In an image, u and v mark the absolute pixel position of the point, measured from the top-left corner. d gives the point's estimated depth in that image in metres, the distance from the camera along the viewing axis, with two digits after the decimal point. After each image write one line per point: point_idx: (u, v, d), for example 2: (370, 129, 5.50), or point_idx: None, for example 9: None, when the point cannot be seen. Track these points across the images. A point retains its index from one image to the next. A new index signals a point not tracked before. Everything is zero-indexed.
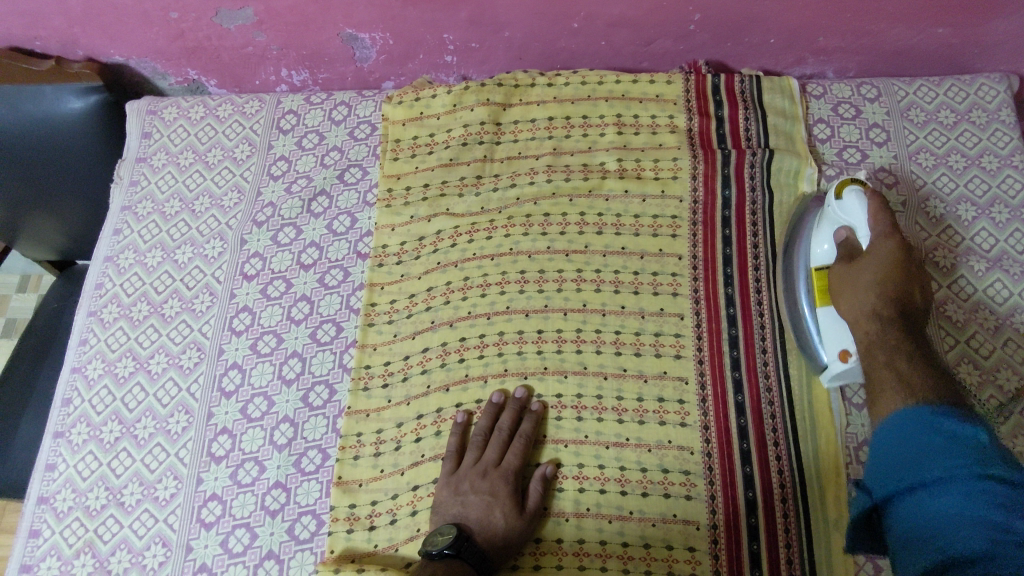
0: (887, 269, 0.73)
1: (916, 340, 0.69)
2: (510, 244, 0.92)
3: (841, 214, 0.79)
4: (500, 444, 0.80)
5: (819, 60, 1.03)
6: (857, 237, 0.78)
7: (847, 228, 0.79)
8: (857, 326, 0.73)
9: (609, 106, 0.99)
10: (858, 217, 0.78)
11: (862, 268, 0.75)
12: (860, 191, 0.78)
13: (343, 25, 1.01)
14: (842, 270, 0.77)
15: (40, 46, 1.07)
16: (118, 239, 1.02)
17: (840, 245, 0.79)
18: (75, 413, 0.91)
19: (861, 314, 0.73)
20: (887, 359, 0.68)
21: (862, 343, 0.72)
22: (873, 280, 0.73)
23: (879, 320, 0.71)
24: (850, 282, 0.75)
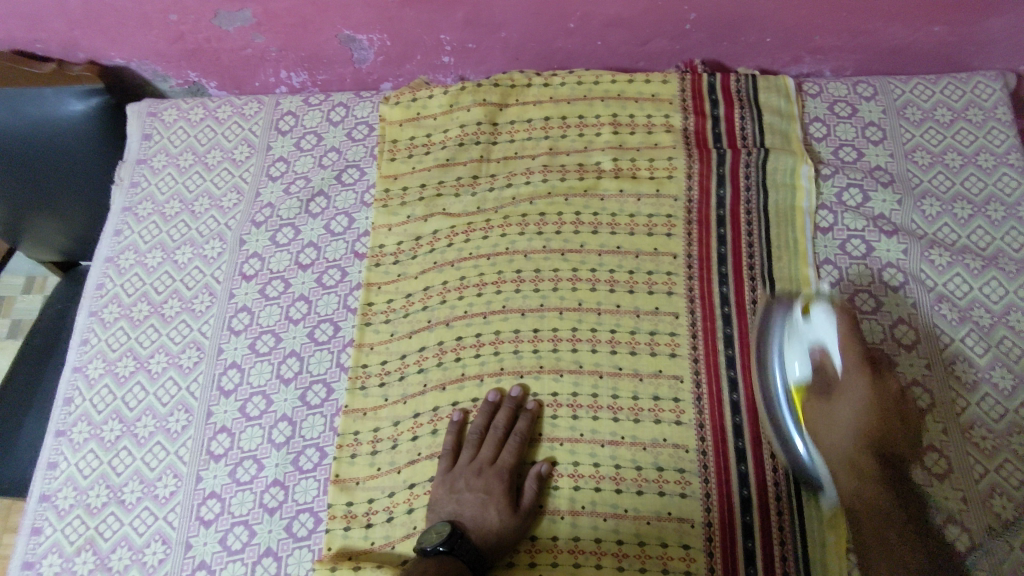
0: (864, 407, 0.74)
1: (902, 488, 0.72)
2: (507, 243, 0.92)
3: (813, 332, 0.77)
4: (495, 441, 0.81)
5: (816, 58, 1.03)
6: (831, 363, 0.76)
7: (819, 348, 0.77)
8: (840, 468, 0.74)
9: (605, 106, 1.00)
10: (831, 337, 0.76)
11: (842, 402, 0.75)
12: (829, 312, 0.77)
13: (341, 27, 1.02)
14: (824, 410, 0.75)
15: (43, 48, 1.08)
16: (118, 240, 1.03)
17: (814, 369, 0.77)
18: (76, 412, 0.92)
19: (840, 465, 0.74)
20: (875, 512, 0.70)
21: (847, 490, 0.73)
22: (851, 415, 0.74)
23: (861, 461, 0.73)
24: (834, 425, 0.75)
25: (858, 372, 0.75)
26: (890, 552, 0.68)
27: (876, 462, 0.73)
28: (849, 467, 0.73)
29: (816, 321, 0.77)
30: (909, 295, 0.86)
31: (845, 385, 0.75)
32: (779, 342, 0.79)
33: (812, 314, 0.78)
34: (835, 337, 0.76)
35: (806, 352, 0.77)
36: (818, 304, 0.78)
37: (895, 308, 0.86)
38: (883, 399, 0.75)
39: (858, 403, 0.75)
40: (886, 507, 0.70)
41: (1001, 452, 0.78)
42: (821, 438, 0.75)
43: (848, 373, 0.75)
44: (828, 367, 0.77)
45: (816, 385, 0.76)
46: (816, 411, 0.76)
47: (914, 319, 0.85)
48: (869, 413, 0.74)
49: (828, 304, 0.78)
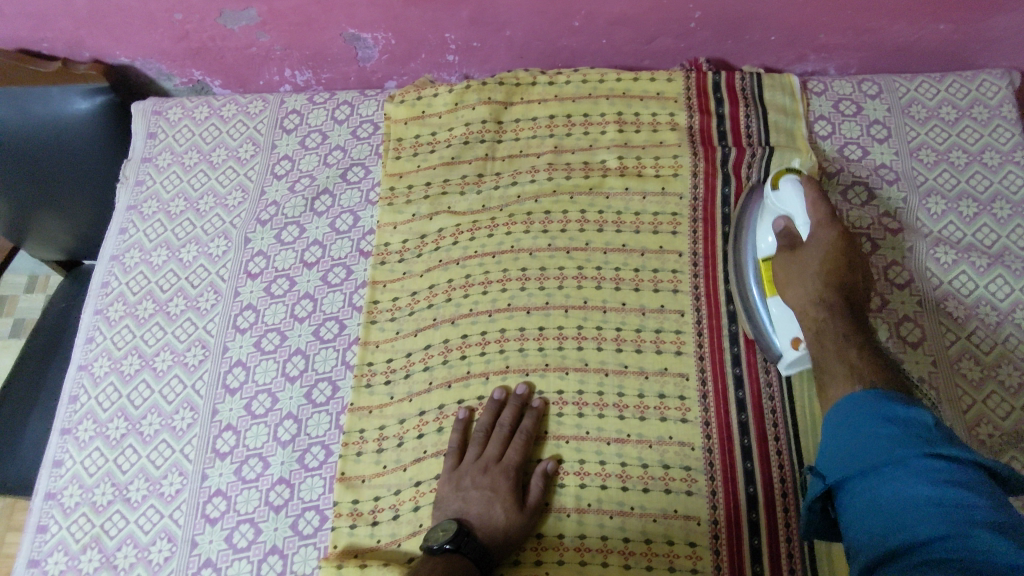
0: (829, 257, 0.77)
1: (860, 331, 0.73)
2: (512, 241, 0.93)
3: (779, 203, 0.82)
4: (501, 439, 0.81)
5: (821, 57, 1.03)
6: (797, 227, 0.80)
7: (786, 216, 0.81)
8: (806, 314, 0.76)
9: (610, 104, 1.00)
10: (797, 206, 0.80)
11: (808, 254, 0.78)
12: (796, 180, 0.80)
13: (346, 25, 1.02)
14: (788, 262, 0.79)
15: (48, 48, 1.08)
16: (124, 238, 1.03)
17: (781, 235, 0.81)
18: (82, 410, 0.92)
19: (807, 306, 0.76)
20: (837, 344, 0.72)
21: (809, 328, 0.75)
22: (816, 264, 0.77)
23: (826, 304, 0.75)
24: (796, 274, 0.78)
25: (823, 224, 0.78)
26: (850, 376, 0.69)
27: (839, 303, 0.75)
28: (813, 312, 0.76)
29: (783, 190, 0.81)
30: (914, 293, 0.86)
31: (812, 242, 0.78)
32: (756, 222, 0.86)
33: (780, 185, 0.82)
34: (800, 203, 0.80)
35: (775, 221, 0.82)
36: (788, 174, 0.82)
37: (901, 306, 0.86)
38: (846, 248, 0.78)
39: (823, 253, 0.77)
40: (847, 342, 0.72)
41: (1008, 450, 0.78)
42: (787, 293, 0.78)
43: (815, 230, 0.78)
44: (792, 230, 0.81)
45: (785, 246, 0.80)
46: (782, 269, 0.79)
47: (919, 317, 0.85)
48: (830, 262, 0.77)
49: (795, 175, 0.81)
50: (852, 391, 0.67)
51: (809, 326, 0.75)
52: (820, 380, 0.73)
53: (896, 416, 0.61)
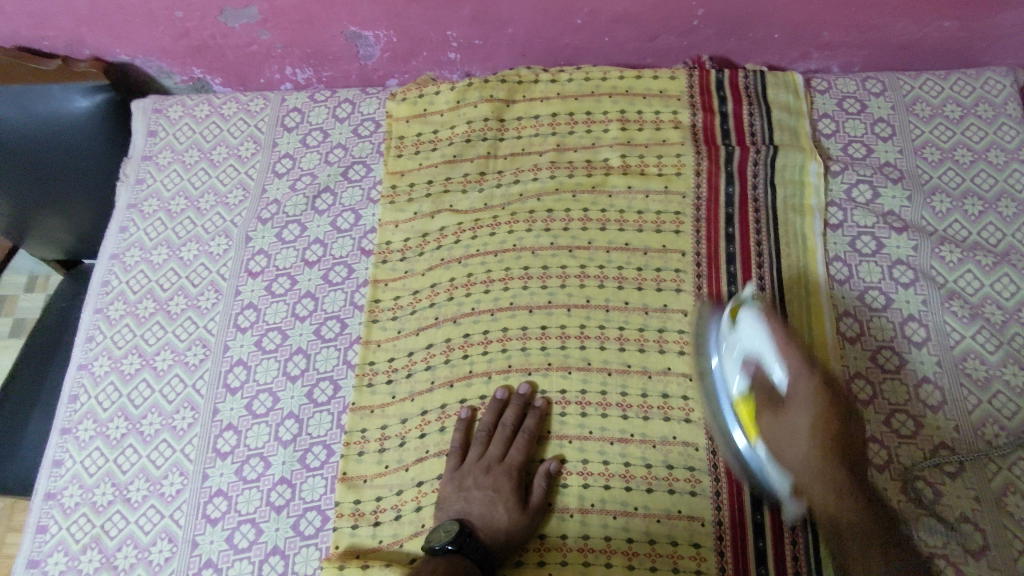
0: (816, 418, 0.69)
1: (865, 495, 0.70)
2: (514, 240, 0.92)
3: (746, 344, 0.73)
4: (504, 439, 0.80)
5: (824, 55, 1.03)
6: (770, 373, 0.72)
7: (755, 360, 0.72)
8: (811, 485, 0.70)
9: (612, 102, 0.99)
10: (765, 346, 0.71)
11: (793, 417, 0.70)
12: (757, 317, 0.72)
13: (347, 23, 1.01)
14: (773, 423, 0.71)
15: (48, 45, 1.08)
16: (124, 237, 1.03)
17: (756, 384, 0.73)
18: (81, 410, 0.91)
19: (807, 477, 0.70)
20: (853, 540, 0.68)
21: (816, 501, 0.70)
22: (806, 432, 0.69)
23: (831, 480, 0.69)
24: (785, 439, 0.70)
25: (802, 376, 0.70)
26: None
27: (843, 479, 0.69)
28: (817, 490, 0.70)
29: (745, 330, 0.73)
30: (920, 292, 0.86)
31: (794, 402, 0.70)
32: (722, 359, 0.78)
33: (740, 322, 0.74)
34: (769, 343, 0.71)
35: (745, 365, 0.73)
36: (744, 310, 0.74)
37: (905, 305, 0.85)
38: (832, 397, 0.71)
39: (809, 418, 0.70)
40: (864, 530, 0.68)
41: (1014, 450, 0.77)
42: (780, 459, 0.71)
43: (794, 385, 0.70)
44: (767, 381, 0.72)
45: (763, 399, 0.72)
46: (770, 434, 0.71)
47: (924, 316, 0.85)
48: (818, 422, 0.69)
49: (756, 309, 0.74)
50: None
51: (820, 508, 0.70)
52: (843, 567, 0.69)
53: None
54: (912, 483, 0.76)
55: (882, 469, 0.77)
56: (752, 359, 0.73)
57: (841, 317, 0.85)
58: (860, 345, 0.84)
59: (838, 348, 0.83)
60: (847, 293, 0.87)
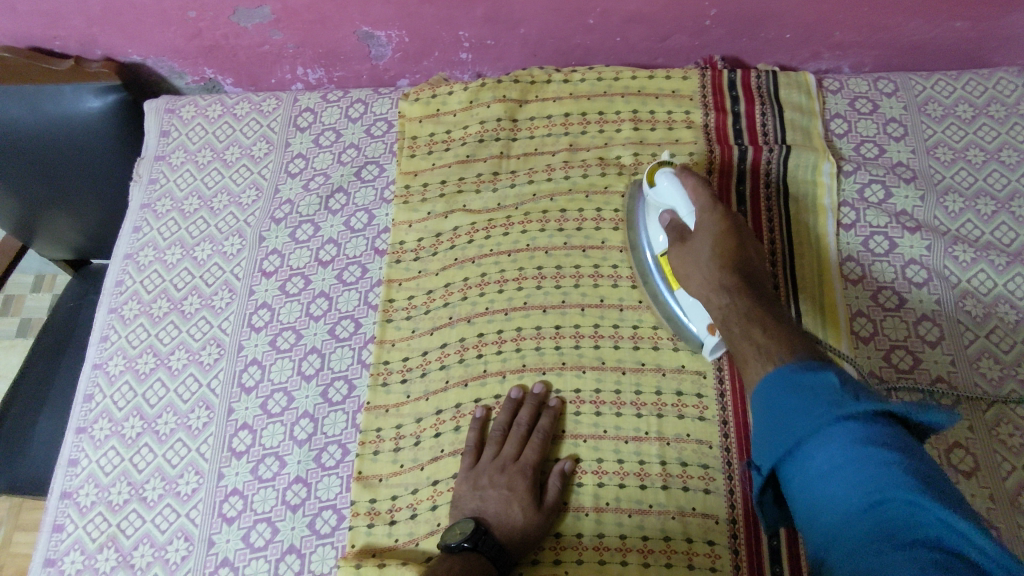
0: (718, 239, 0.75)
1: (768, 308, 0.69)
2: (527, 240, 0.92)
3: (659, 198, 0.82)
4: (519, 438, 0.80)
5: (835, 55, 1.03)
6: (681, 219, 0.79)
7: (669, 210, 0.81)
8: (710, 302, 0.73)
9: (625, 102, 0.99)
10: (677, 197, 0.80)
11: (696, 243, 0.76)
12: (671, 172, 0.81)
13: (360, 23, 1.01)
14: (680, 254, 0.77)
15: (60, 46, 1.07)
16: (138, 237, 1.03)
17: (669, 229, 0.80)
18: (96, 409, 0.92)
19: (710, 292, 0.73)
20: (743, 330, 0.68)
21: (720, 315, 0.71)
22: (706, 255, 0.75)
23: (726, 286, 0.72)
24: (690, 262, 0.76)
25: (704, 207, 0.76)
26: (760, 347, 0.65)
27: (738, 280, 0.72)
28: (715, 292, 0.73)
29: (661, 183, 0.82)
30: (933, 291, 0.86)
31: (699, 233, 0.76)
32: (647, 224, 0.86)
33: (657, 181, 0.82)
34: (681, 195, 0.79)
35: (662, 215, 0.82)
36: (662, 170, 0.82)
37: (919, 305, 0.86)
38: (733, 227, 0.75)
39: (710, 235, 0.75)
40: (750, 312, 0.69)
41: None
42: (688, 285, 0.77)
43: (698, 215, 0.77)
44: (676, 223, 0.80)
45: (673, 240, 0.79)
46: (682, 267, 0.77)
47: (938, 316, 0.85)
48: (721, 244, 0.74)
49: (671, 168, 0.82)
50: (766, 373, 0.62)
51: (717, 308, 0.72)
52: (737, 360, 0.68)
53: (805, 392, 0.56)
54: None
55: None
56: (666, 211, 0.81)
57: (854, 317, 0.86)
58: (874, 344, 0.84)
59: (851, 348, 0.84)
60: (861, 293, 0.87)
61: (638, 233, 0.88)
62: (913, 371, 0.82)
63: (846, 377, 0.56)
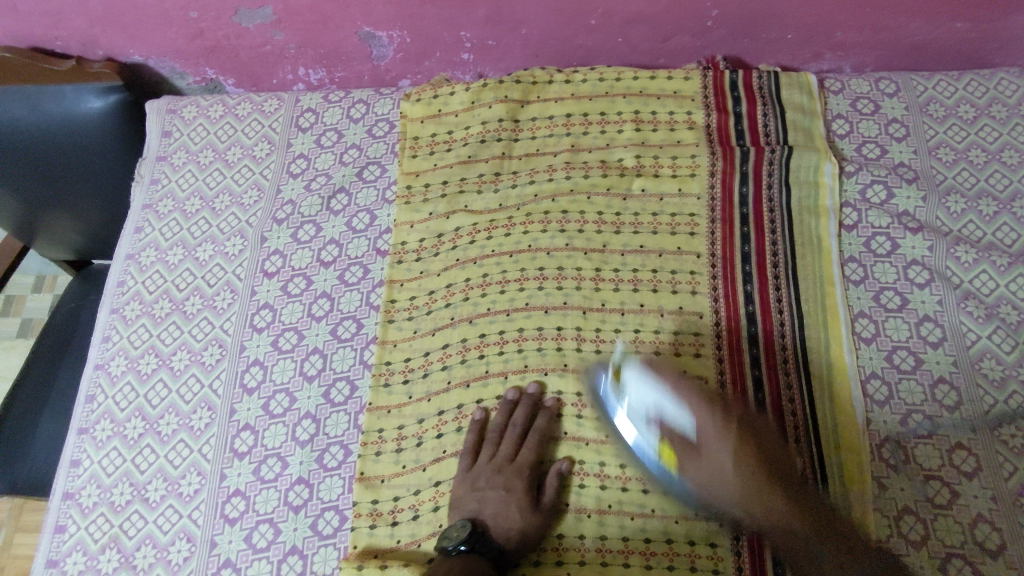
0: (734, 448, 0.73)
1: (802, 496, 0.72)
2: (529, 241, 0.92)
3: (638, 394, 0.77)
4: (515, 439, 0.81)
5: (837, 55, 1.03)
6: (672, 412, 0.76)
7: (655, 409, 0.76)
8: (750, 503, 0.72)
9: (627, 102, 0.99)
10: (657, 393, 0.76)
11: (711, 450, 0.74)
12: (640, 368, 0.78)
13: (361, 23, 1.01)
14: (699, 463, 0.73)
15: (61, 46, 1.07)
16: (139, 237, 1.03)
17: (666, 431, 0.75)
18: (98, 409, 0.92)
19: (745, 496, 0.72)
20: (809, 539, 0.69)
21: (763, 511, 0.71)
22: (728, 466, 0.73)
23: (767, 500, 0.71)
24: (713, 469, 0.73)
25: (705, 418, 0.75)
26: (839, 564, 0.67)
27: (770, 477, 0.72)
28: (754, 501, 0.72)
29: (635, 390, 0.77)
30: (935, 292, 0.86)
31: (713, 441, 0.74)
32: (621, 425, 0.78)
33: (627, 382, 0.78)
34: (664, 389, 0.76)
35: (647, 422, 0.76)
36: (628, 371, 0.78)
37: (921, 306, 0.86)
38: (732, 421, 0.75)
39: (720, 432, 0.74)
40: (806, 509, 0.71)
41: None
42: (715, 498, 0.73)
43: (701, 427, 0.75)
44: (668, 423, 0.76)
45: (678, 441, 0.75)
46: (705, 471, 0.73)
47: (940, 316, 0.85)
48: (735, 445, 0.74)
49: (636, 364, 0.79)
50: None
51: (762, 519, 0.71)
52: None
53: None
54: (929, 483, 0.77)
55: (898, 470, 0.78)
56: (649, 408, 0.76)
57: (856, 318, 0.86)
58: (876, 345, 0.84)
59: (853, 349, 0.84)
60: (862, 294, 0.87)
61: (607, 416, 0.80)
62: (915, 372, 0.82)
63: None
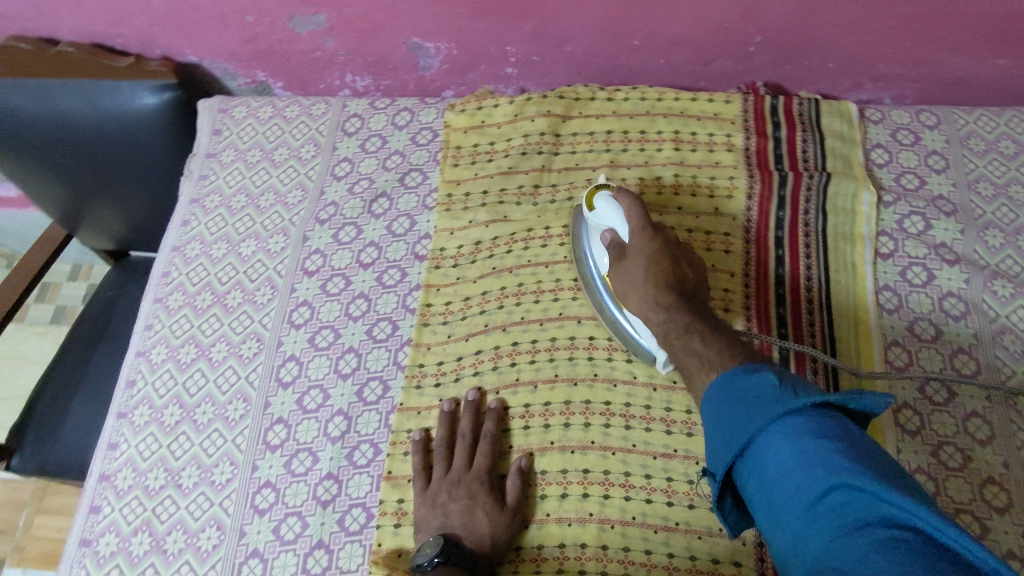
0: (654, 259, 0.77)
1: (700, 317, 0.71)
2: (565, 253, 0.93)
3: (598, 217, 0.83)
4: (466, 448, 0.83)
5: (877, 86, 1.04)
6: (619, 235, 0.81)
7: (609, 229, 0.82)
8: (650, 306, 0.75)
9: (667, 122, 1.01)
10: (615, 218, 0.81)
11: (630, 266, 0.78)
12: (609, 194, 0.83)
13: (410, 34, 1.04)
14: (621, 275, 0.79)
15: (121, 43, 1.11)
16: (186, 230, 1.06)
17: (612, 247, 0.81)
18: (138, 395, 0.94)
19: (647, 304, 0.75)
20: (682, 342, 0.69)
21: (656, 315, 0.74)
22: (643, 277, 0.76)
23: (661, 304, 0.73)
24: (632, 282, 0.77)
25: (641, 230, 0.78)
26: (709, 364, 0.65)
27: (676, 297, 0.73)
28: (653, 312, 0.74)
29: (601, 210, 0.82)
30: (970, 325, 0.86)
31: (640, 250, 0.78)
32: (591, 252, 0.87)
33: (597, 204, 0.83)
34: (618, 215, 0.81)
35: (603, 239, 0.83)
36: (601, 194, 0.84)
37: (955, 337, 0.85)
38: (667, 246, 0.78)
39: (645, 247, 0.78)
40: (687, 327, 0.70)
41: None
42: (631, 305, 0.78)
43: (633, 237, 0.79)
44: (616, 241, 0.81)
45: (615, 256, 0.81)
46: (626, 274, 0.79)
47: (974, 349, 0.85)
48: (660, 258, 0.77)
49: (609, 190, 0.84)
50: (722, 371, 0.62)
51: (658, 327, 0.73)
52: (684, 372, 0.68)
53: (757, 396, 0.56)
54: (959, 517, 0.76)
55: None
56: (607, 231, 0.82)
57: (890, 346, 0.86)
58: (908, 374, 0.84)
59: (886, 377, 0.83)
60: (896, 322, 0.87)
61: (583, 255, 0.89)
62: (948, 404, 0.82)
63: (783, 376, 0.57)
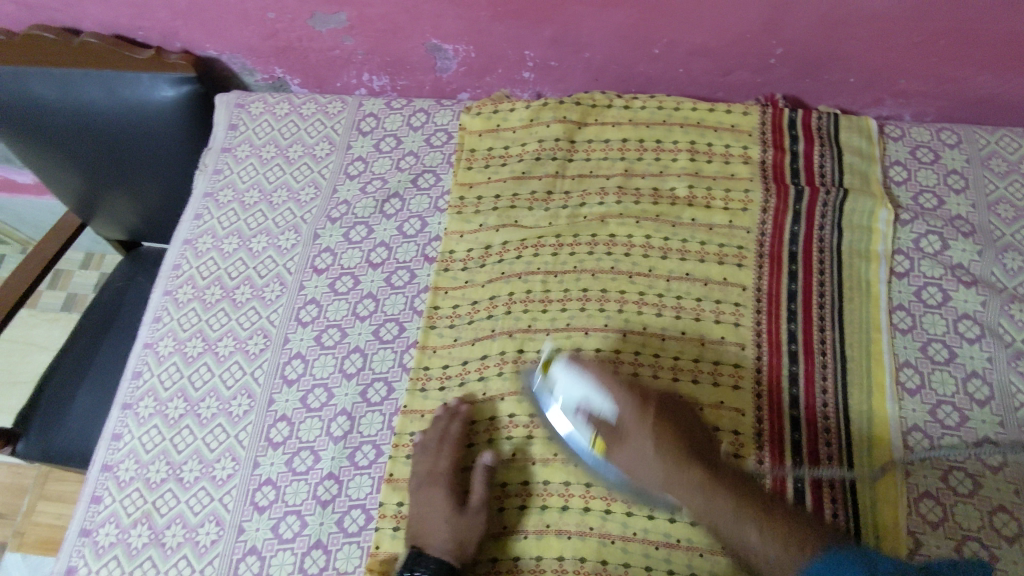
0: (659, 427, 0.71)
1: (731, 477, 0.68)
2: (575, 262, 0.93)
3: (565, 391, 0.76)
4: (431, 452, 0.81)
5: (898, 102, 1.03)
6: (599, 405, 0.74)
7: (583, 403, 0.75)
8: (679, 483, 0.68)
9: (683, 132, 1.00)
10: (584, 389, 0.75)
11: (636, 440, 0.71)
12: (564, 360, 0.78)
13: (430, 35, 1.04)
14: (625, 453, 0.72)
15: (143, 36, 1.12)
16: (198, 223, 1.06)
17: (597, 421, 0.74)
18: (143, 386, 0.94)
19: (675, 485, 0.69)
20: (737, 523, 0.65)
21: (690, 497, 0.68)
22: (653, 453, 0.70)
23: (693, 476, 0.68)
24: (643, 460, 0.70)
25: (629, 401, 0.73)
26: (769, 548, 0.63)
27: (701, 466, 0.69)
28: (688, 493, 0.68)
29: (561, 382, 0.77)
30: (985, 348, 0.84)
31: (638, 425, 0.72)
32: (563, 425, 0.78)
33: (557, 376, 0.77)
34: (589, 384, 0.75)
35: (578, 414, 0.75)
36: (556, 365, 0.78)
37: (969, 361, 0.84)
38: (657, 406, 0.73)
39: (638, 410, 0.73)
40: (732, 501, 0.66)
41: None
42: (644, 483, 0.72)
43: (619, 408, 0.73)
44: (601, 415, 0.74)
45: (605, 432, 0.73)
46: (637, 454, 0.71)
47: (989, 374, 0.83)
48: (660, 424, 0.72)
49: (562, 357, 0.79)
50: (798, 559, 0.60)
51: (694, 510, 0.67)
52: (745, 558, 0.65)
53: None
54: (966, 544, 0.75)
55: (935, 526, 0.76)
56: (580, 406, 0.75)
57: (901, 367, 0.84)
58: (920, 397, 0.83)
59: (897, 399, 0.82)
60: (909, 343, 0.86)
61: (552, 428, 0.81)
62: (959, 429, 0.81)
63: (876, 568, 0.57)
